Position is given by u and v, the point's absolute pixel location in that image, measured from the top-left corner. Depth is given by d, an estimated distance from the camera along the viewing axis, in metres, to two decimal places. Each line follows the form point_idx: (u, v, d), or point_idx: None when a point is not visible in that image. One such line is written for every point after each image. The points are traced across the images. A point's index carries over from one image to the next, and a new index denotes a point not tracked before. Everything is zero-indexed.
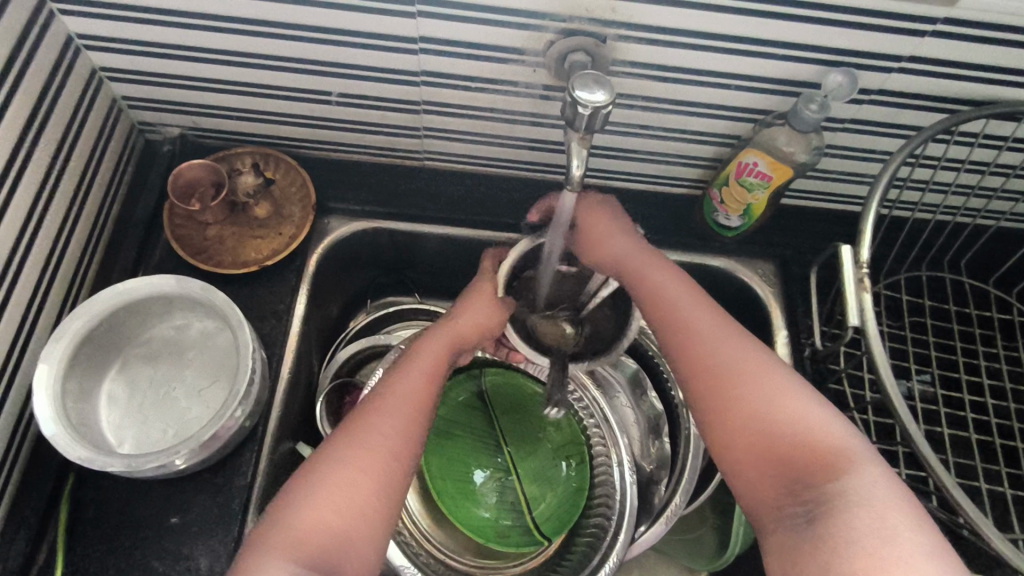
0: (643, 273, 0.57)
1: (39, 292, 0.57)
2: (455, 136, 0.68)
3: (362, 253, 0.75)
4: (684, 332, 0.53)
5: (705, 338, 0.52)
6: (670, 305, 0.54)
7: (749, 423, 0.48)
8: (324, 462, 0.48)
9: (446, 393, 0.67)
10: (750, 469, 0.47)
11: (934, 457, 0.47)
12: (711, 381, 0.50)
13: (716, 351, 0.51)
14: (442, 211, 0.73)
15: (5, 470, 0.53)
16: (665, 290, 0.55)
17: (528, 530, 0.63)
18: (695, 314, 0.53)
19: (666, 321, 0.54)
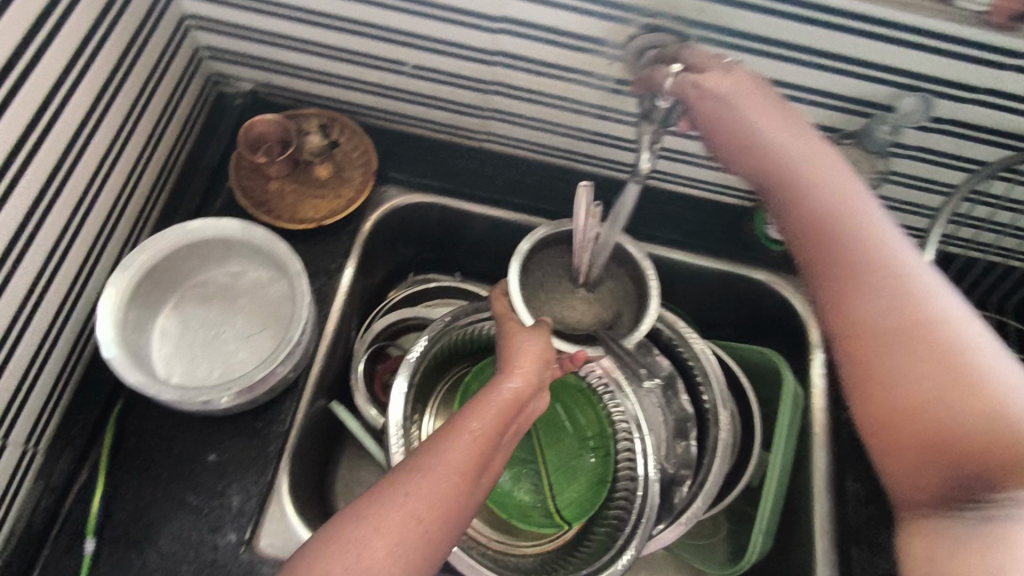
0: (787, 182, 0.46)
1: (110, 222, 0.59)
2: (519, 119, 0.68)
3: (414, 227, 0.77)
4: (838, 266, 0.42)
5: (878, 288, 0.40)
6: (821, 230, 0.44)
7: (915, 401, 0.38)
8: (401, 475, 0.45)
9: (483, 368, 0.68)
10: (904, 450, 0.38)
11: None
12: (869, 341, 0.40)
13: (900, 312, 0.39)
14: (496, 192, 0.74)
15: (59, 388, 0.55)
16: (813, 207, 0.45)
17: (551, 513, 0.65)
18: (875, 252, 0.42)
19: (823, 254, 0.43)
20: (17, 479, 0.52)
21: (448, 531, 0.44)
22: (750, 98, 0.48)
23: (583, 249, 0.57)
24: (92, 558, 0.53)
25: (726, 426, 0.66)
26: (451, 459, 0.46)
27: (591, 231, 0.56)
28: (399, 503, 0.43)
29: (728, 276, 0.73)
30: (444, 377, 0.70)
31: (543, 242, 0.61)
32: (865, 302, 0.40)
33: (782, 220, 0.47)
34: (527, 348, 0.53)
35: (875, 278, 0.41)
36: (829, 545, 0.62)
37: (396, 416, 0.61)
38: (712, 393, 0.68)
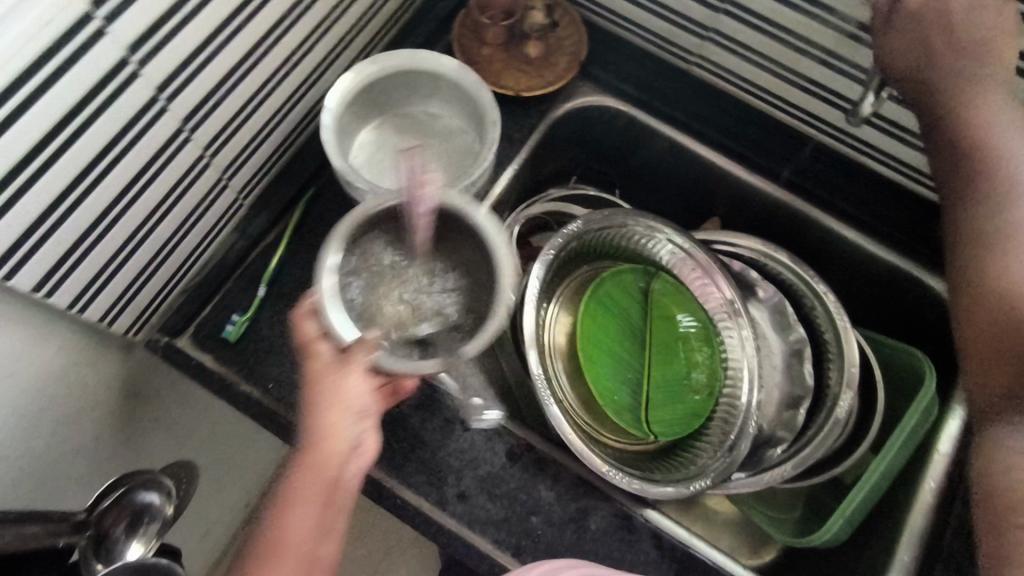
0: (969, 103, 0.50)
1: (349, 37, 0.66)
2: (739, 48, 0.67)
3: (596, 129, 0.78)
4: (972, 183, 0.49)
5: (1013, 195, 0.48)
6: (981, 153, 0.49)
7: (1009, 295, 0.45)
8: (314, 456, 0.47)
9: (621, 272, 0.70)
10: (983, 344, 0.46)
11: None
12: (980, 239, 0.48)
13: (1023, 219, 0.47)
14: (686, 117, 0.74)
15: (271, 161, 0.64)
16: (984, 130, 0.49)
17: (639, 421, 0.67)
18: (1017, 178, 0.48)
19: (966, 170, 0.50)
20: (223, 222, 0.62)
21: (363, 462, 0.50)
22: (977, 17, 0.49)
23: (417, 227, 0.50)
24: (262, 301, 0.63)
25: (843, 408, 0.64)
26: (351, 424, 0.48)
27: (420, 208, 0.49)
28: (320, 478, 0.47)
29: (895, 270, 0.69)
30: (579, 269, 0.72)
31: (361, 226, 0.51)
32: (989, 213, 0.48)
33: (938, 143, 0.52)
34: (340, 404, 0.47)
35: (1000, 192, 0.48)
36: (912, 558, 0.60)
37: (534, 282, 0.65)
38: (839, 379, 0.65)
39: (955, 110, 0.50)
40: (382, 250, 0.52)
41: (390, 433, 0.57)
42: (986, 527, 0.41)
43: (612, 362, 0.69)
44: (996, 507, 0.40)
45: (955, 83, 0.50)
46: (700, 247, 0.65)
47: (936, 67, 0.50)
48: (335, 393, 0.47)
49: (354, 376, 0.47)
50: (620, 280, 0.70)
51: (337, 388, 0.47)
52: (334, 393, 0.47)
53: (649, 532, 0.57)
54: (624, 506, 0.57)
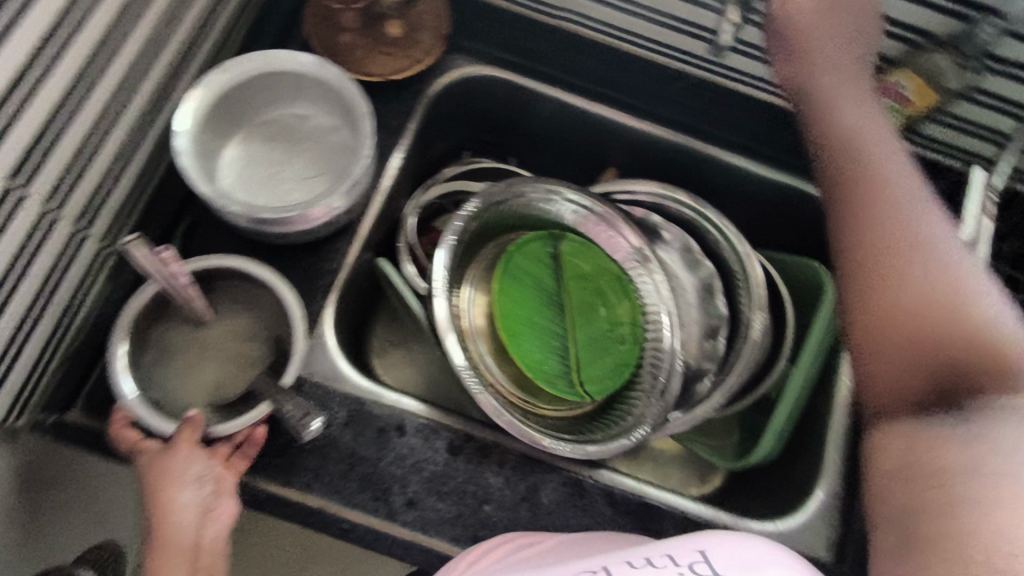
0: (834, 110, 0.49)
1: (191, 48, 0.60)
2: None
3: (477, 101, 0.76)
4: (850, 186, 0.44)
5: (897, 197, 0.43)
6: (853, 164, 0.46)
7: (909, 297, 0.39)
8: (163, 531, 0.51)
9: (528, 242, 0.69)
10: (890, 355, 0.39)
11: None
12: (871, 249, 0.41)
13: (908, 218, 0.41)
14: (562, 72, 0.73)
15: (132, 200, 0.59)
16: (852, 137, 0.47)
17: (573, 384, 0.68)
18: (894, 178, 0.44)
19: (839, 174, 0.46)
20: (93, 276, 0.57)
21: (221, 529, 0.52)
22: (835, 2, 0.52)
23: (190, 300, 0.56)
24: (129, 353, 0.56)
25: (758, 329, 0.67)
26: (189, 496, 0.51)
27: (179, 277, 0.53)
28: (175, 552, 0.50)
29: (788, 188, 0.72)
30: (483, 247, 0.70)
31: (145, 317, 0.57)
32: (878, 212, 0.42)
33: (813, 135, 0.49)
34: (174, 477, 0.51)
35: (880, 190, 0.43)
36: (843, 454, 0.64)
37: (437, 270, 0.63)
38: (750, 304, 0.68)
39: (817, 106, 0.50)
40: (173, 322, 0.59)
41: (326, 457, 0.55)
42: (903, 507, 0.36)
43: (536, 334, 0.70)
44: (914, 482, 0.36)
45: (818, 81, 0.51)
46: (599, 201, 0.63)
47: (797, 63, 0.52)
48: (164, 469, 0.51)
49: (180, 449, 0.52)
50: (529, 252, 0.70)
51: (166, 464, 0.51)
52: (163, 469, 0.51)
53: (601, 490, 0.58)
54: (571, 472, 0.58)
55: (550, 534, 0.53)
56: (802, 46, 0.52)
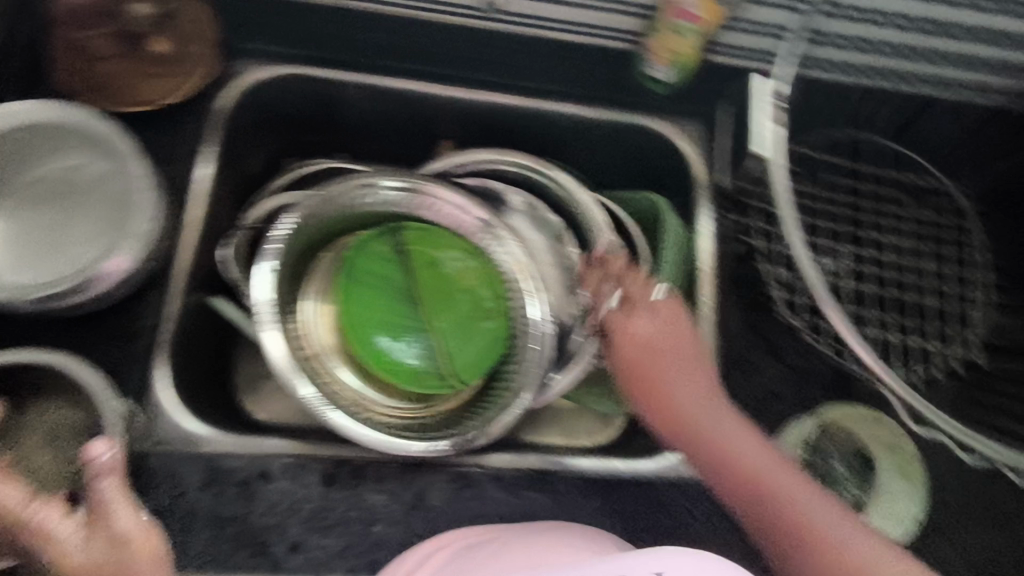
0: (665, 401, 0.57)
1: None
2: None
3: (282, 107, 0.70)
4: (660, 393, 0.58)
5: (721, 425, 0.55)
6: (675, 424, 0.57)
7: (748, 466, 0.51)
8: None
9: (366, 242, 0.66)
10: (781, 554, 0.47)
11: (817, 275, 0.45)
12: (749, 485, 0.50)
13: (733, 440, 0.53)
14: (361, 57, 0.70)
15: None
16: (672, 399, 0.57)
17: (444, 376, 0.66)
18: (714, 419, 0.55)
19: (675, 417, 0.57)
20: None
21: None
22: (662, 337, 0.60)
23: None
24: None
25: (612, 271, 0.67)
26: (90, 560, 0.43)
27: None
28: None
29: (617, 125, 0.72)
30: (315, 260, 0.66)
31: None
32: (711, 436, 0.54)
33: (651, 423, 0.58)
34: None
35: (717, 446, 0.53)
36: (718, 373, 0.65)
37: (261, 298, 0.58)
38: (604, 253, 0.67)
39: (644, 392, 0.59)
40: None
41: (189, 526, 0.52)
42: None
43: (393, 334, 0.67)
44: None
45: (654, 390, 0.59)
46: (418, 179, 0.61)
47: (630, 352, 0.60)
48: None
49: None
50: (367, 251, 0.66)
51: None
52: None
53: (489, 477, 0.58)
54: (456, 467, 0.58)
55: (502, 530, 0.52)
56: (618, 332, 0.61)
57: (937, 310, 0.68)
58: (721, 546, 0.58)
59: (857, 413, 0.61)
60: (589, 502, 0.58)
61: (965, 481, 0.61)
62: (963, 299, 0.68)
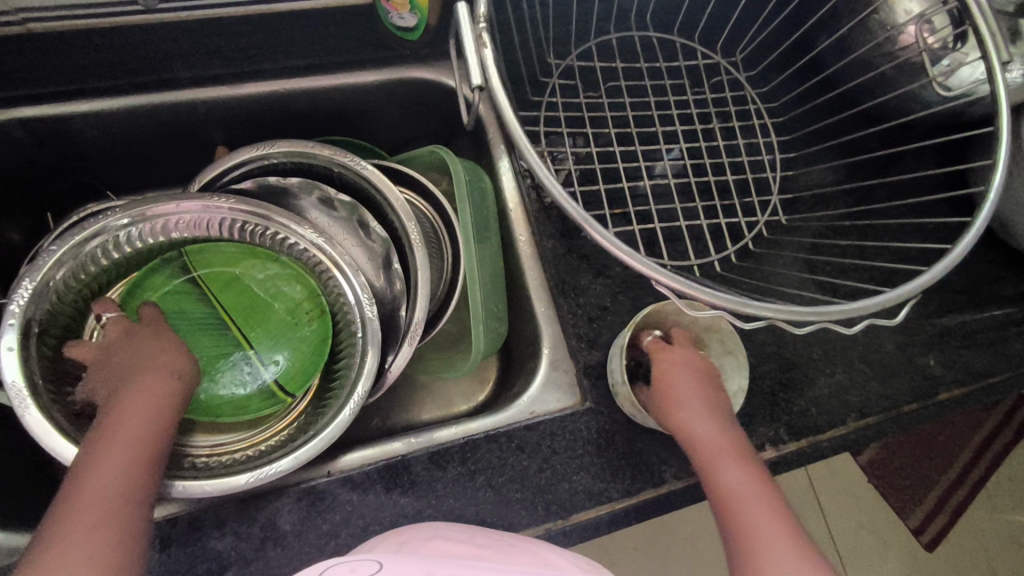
0: (679, 414, 0.53)
1: None
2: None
3: (10, 157, 0.63)
4: (678, 410, 0.54)
5: (738, 483, 0.48)
6: (683, 425, 0.53)
7: (743, 520, 0.46)
8: (108, 440, 0.46)
9: (140, 281, 0.59)
10: None
11: (563, 192, 0.44)
12: (727, 503, 0.48)
13: (738, 489, 0.48)
14: (67, 81, 0.61)
15: None
16: (689, 416, 0.53)
17: (272, 394, 0.60)
18: (724, 466, 0.50)
19: (690, 441, 0.52)
20: None
21: (150, 410, 0.49)
22: (694, 376, 0.55)
23: None
24: None
25: (414, 234, 0.63)
26: (143, 380, 0.51)
27: None
28: (117, 454, 0.45)
29: (383, 83, 0.68)
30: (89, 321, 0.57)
31: None
32: (729, 480, 0.49)
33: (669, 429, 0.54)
34: None
35: (708, 464, 0.50)
36: (547, 304, 0.64)
37: (13, 377, 0.49)
38: (398, 218, 0.64)
39: (660, 397, 0.55)
40: None
41: None
42: None
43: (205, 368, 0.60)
44: None
45: (673, 405, 0.54)
46: (150, 199, 0.55)
47: (663, 388, 0.55)
48: None
49: None
50: (143, 291, 0.59)
51: None
52: None
53: (337, 483, 0.55)
54: (300, 485, 0.55)
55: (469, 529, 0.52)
56: (663, 370, 0.56)
57: (736, 183, 0.69)
58: (582, 472, 0.58)
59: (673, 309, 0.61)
60: (446, 473, 0.56)
61: (783, 339, 0.65)
62: (756, 165, 0.70)
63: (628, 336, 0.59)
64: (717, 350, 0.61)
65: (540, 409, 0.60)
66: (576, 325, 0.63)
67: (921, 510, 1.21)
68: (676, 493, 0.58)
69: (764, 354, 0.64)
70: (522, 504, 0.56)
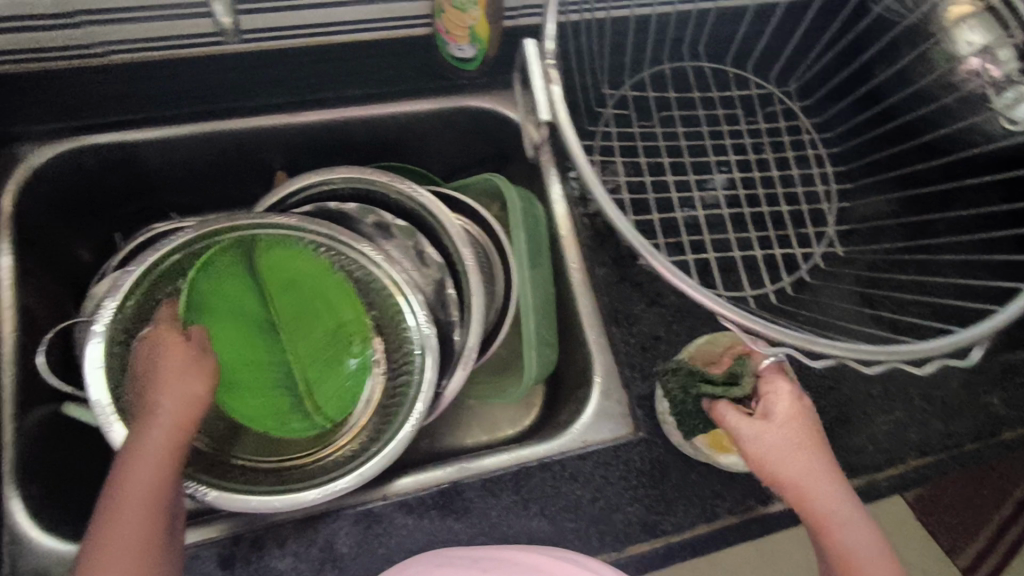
0: (776, 448, 0.46)
1: None
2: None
3: (84, 186, 0.66)
4: (780, 446, 0.46)
5: (846, 530, 0.44)
6: (773, 463, 0.46)
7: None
8: (121, 498, 0.43)
9: (211, 261, 0.60)
10: None
11: (626, 224, 0.43)
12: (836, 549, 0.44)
13: (850, 544, 0.44)
14: (145, 109, 0.64)
15: None
16: (788, 447, 0.46)
17: (309, 415, 0.61)
18: (831, 509, 0.45)
19: (787, 477, 0.45)
20: None
21: (157, 455, 0.45)
22: (794, 408, 0.47)
23: None
24: None
25: (469, 260, 0.64)
26: (150, 407, 0.46)
27: None
28: (133, 515, 0.43)
29: (441, 112, 0.70)
30: None
31: None
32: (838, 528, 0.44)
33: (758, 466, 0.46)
34: None
35: (806, 504, 0.45)
36: (598, 332, 0.65)
37: (100, 397, 0.51)
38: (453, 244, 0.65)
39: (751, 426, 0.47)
40: None
41: None
42: None
43: (253, 370, 0.60)
44: None
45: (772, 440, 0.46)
46: (224, 218, 0.59)
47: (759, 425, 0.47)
48: None
49: None
50: (208, 272, 0.60)
51: None
52: None
53: (393, 505, 0.55)
54: (357, 507, 0.55)
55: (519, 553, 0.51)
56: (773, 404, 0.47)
57: (792, 213, 0.68)
58: (636, 503, 0.57)
59: None
60: (501, 499, 0.56)
61: (841, 372, 0.64)
62: (811, 195, 0.69)
63: (684, 361, 0.58)
64: None
65: (593, 438, 0.60)
66: (628, 354, 0.63)
67: (973, 549, 1.16)
68: (733, 528, 0.57)
69: (821, 388, 0.63)
70: (575, 534, 0.56)
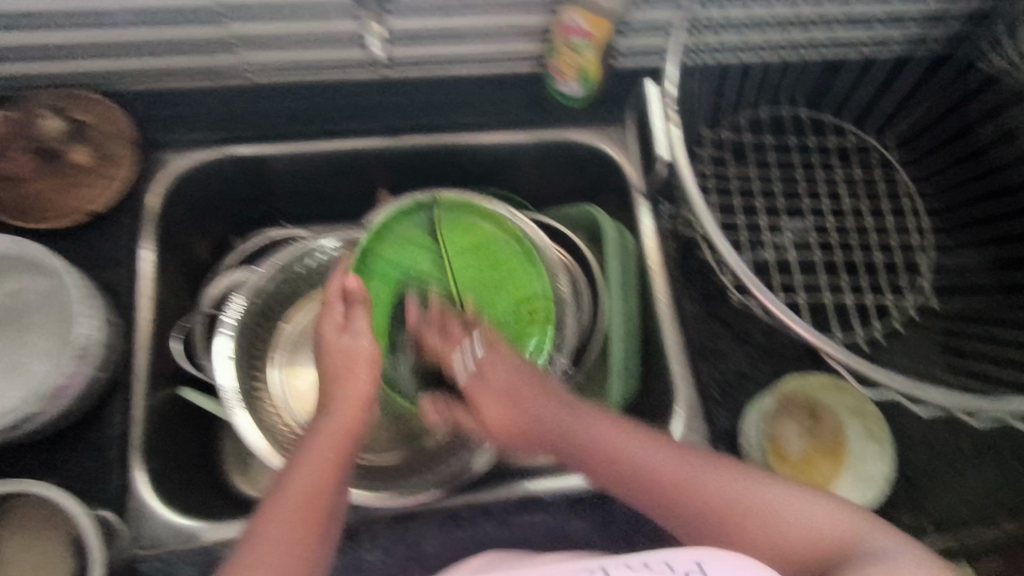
0: (497, 366, 0.57)
1: None
2: (267, 19, 0.61)
3: (214, 192, 0.73)
4: (512, 380, 0.57)
5: (595, 431, 0.53)
6: (516, 391, 0.56)
7: (668, 484, 0.49)
8: (286, 487, 0.48)
9: (392, 225, 0.62)
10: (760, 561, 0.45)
11: (734, 257, 0.47)
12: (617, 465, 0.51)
13: (608, 441, 0.52)
14: (278, 125, 0.70)
15: None
16: (526, 374, 0.57)
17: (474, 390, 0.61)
18: (594, 426, 0.53)
19: (518, 402, 0.56)
20: None
21: (330, 455, 0.50)
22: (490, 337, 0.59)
23: None
24: None
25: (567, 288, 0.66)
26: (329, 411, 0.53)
27: None
28: (292, 500, 0.47)
29: (542, 145, 0.73)
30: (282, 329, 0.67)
31: None
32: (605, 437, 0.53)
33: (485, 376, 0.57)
34: None
35: (542, 421, 0.55)
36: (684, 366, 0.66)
37: (228, 384, 0.59)
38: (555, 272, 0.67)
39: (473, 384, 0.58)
40: None
41: None
42: None
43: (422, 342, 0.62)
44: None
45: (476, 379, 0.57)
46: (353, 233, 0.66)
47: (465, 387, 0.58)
48: None
49: None
50: (392, 234, 0.62)
51: None
52: None
53: (479, 513, 0.58)
54: (445, 510, 0.58)
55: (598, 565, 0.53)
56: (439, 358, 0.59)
57: (884, 263, 0.69)
58: None
59: (814, 384, 0.62)
60: (582, 518, 0.58)
61: (930, 425, 0.63)
62: (904, 247, 0.70)
63: (768, 402, 0.61)
64: (859, 432, 0.60)
65: None
66: (712, 389, 0.65)
67: None
68: None
69: (908, 439, 0.62)
70: None
